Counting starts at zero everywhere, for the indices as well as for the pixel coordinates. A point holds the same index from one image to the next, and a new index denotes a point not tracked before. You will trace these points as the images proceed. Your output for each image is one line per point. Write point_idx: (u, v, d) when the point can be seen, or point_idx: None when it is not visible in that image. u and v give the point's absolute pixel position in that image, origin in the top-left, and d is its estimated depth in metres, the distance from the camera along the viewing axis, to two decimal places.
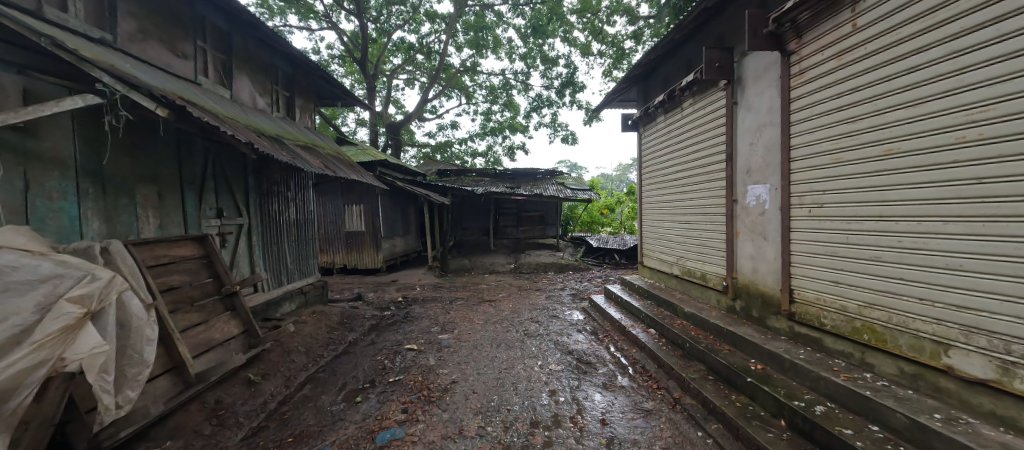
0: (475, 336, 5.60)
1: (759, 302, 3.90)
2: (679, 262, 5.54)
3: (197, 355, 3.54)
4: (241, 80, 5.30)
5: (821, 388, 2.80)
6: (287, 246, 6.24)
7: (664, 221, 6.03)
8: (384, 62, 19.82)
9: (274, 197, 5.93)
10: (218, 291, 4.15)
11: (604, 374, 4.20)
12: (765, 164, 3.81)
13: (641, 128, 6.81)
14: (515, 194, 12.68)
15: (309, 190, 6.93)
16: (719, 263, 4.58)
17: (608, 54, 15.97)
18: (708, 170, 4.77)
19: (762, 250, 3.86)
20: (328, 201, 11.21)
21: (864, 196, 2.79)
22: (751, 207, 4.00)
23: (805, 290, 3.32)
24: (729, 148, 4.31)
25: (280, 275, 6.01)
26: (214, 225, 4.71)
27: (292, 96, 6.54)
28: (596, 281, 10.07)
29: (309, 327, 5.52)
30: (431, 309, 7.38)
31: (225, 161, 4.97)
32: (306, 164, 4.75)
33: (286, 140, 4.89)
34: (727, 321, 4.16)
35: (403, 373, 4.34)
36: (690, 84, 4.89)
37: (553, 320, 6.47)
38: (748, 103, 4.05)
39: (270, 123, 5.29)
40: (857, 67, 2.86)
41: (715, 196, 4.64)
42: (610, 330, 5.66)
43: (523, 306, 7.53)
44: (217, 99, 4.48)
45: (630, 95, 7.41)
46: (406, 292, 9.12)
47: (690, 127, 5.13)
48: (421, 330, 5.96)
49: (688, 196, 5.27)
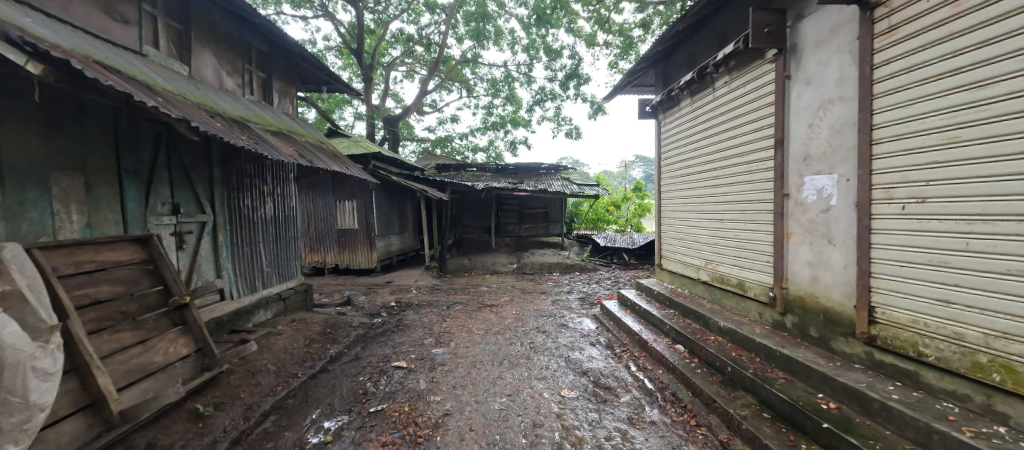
0: (474, 350, 4.90)
1: (822, 319, 3.19)
2: (709, 267, 4.80)
3: (126, 386, 2.87)
4: (203, 56, 4.59)
5: (933, 445, 2.10)
6: (263, 247, 5.55)
7: (689, 219, 5.29)
8: (381, 55, 19.09)
9: (245, 192, 5.21)
10: (165, 304, 3.47)
11: (628, 404, 3.49)
12: (830, 149, 3.08)
13: (660, 114, 6.07)
14: (517, 189, 11.97)
15: (288, 184, 6.22)
16: (762, 269, 3.87)
17: (614, 45, 15.23)
18: (747, 159, 4.04)
19: (826, 256, 3.14)
20: (318, 197, 10.51)
21: (1001, 187, 2.07)
22: (811, 202, 3.26)
23: (893, 309, 2.60)
24: (779, 132, 3.58)
25: (255, 280, 5.33)
26: (168, 222, 4.06)
27: (268, 78, 5.81)
28: (605, 283, 9.36)
29: (283, 340, 4.84)
30: (426, 316, 6.69)
31: (183, 149, 4.28)
32: (279, 154, 4.00)
33: (252, 123, 4.16)
34: (776, 341, 3.44)
35: (387, 401, 3.65)
36: (726, 58, 4.14)
37: (561, 330, 5.77)
38: (807, 76, 3.31)
39: (236, 104, 4.58)
40: (988, 13, 2.13)
41: (758, 190, 3.90)
42: (627, 342, 4.95)
43: (528, 312, 6.82)
44: (167, 74, 3.77)
45: (646, 79, 6.66)
46: (400, 295, 8.42)
47: (724, 110, 4.39)
48: (413, 342, 5.25)
49: (719, 190, 4.53)
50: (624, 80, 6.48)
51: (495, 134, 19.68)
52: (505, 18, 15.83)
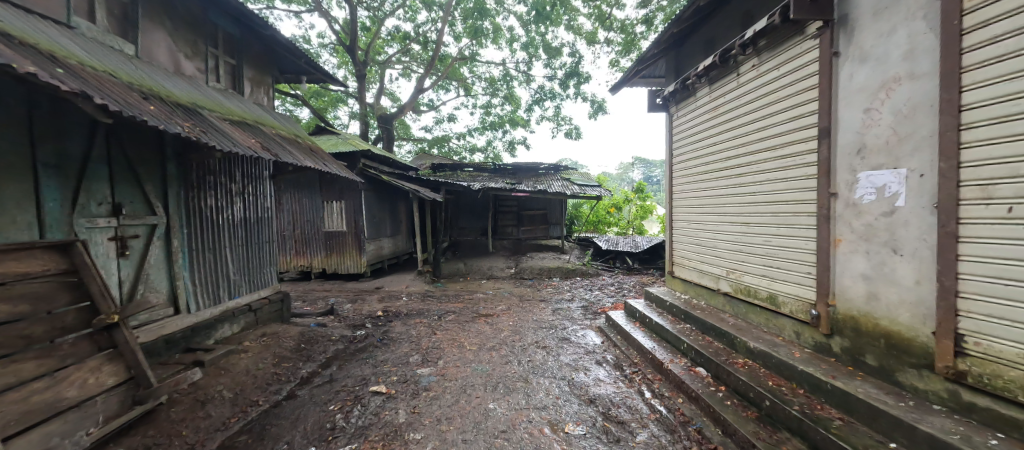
0: (465, 370, 4.32)
1: (884, 346, 2.62)
2: (731, 277, 4.23)
3: (18, 434, 2.27)
4: (154, 35, 4.02)
5: None
6: (231, 252, 4.95)
7: (706, 222, 4.72)
8: (377, 53, 18.49)
9: (209, 190, 4.62)
10: (89, 325, 2.88)
11: (646, 445, 2.91)
12: (896, 139, 2.52)
13: (672, 107, 5.50)
14: (515, 190, 11.41)
15: (260, 182, 5.63)
16: (801, 282, 3.30)
17: (616, 42, 14.74)
18: (780, 153, 3.47)
19: (890, 268, 2.58)
20: (304, 197, 9.89)
21: None
22: (868, 203, 2.71)
23: (993, 340, 2.04)
24: (825, 120, 3.01)
25: (220, 289, 4.74)
26: (104, 225, 3.51)
27: (237, 65, 5.21)
28: (608, 290, 8.79)
29: (247, 360, 4.24)
30: (415, 328, 6.09)
31: (126, 140, 3.72)
32: (235, 145, 3.39)
33: (204, 110, 3.56)
34: (824, 369, 2.88)
35: (358, 439, 3.06)
36: (756, 36, 3.59)
37: (563, 345, 5.19)
38: (862, 52, 2.75)
39: (192, 90, 3.98)
40: None
41: (794, 188, 3.33)
42: (638, 361, 4.37)
43: (527, 324, 6.22)
44: (100, 50, 3.18)
45: (656, 68, 6.06)
46: (388, 303, 7.82)
47: (752, 97, 3.83)
48: (396, 360, 4.66)
49: (745, 189, 3.95)
50: (631, 71, 5.89)
51: (494, 134, 19.12)
52: (503, 15, 15.36)
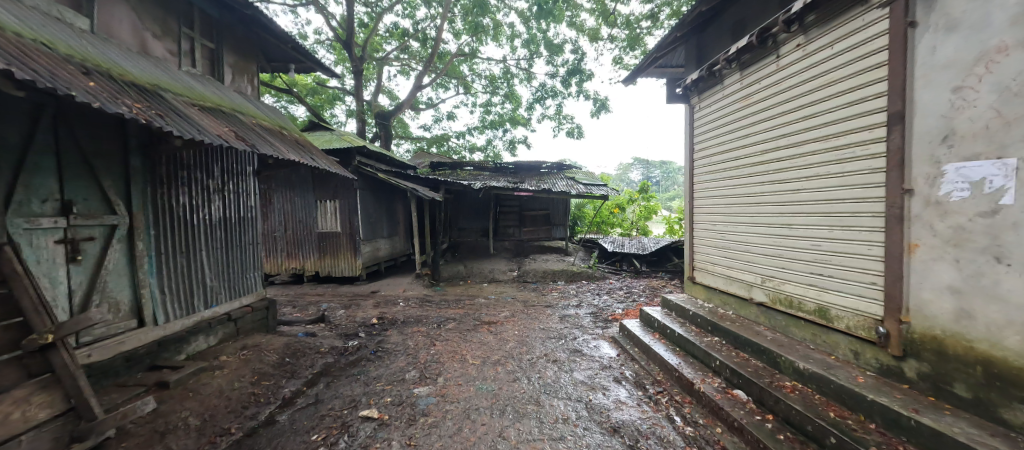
0: (468, 389, 3.85)
1: (982, 374, 2.15)
2: (768, 286, 3.77)
3: None
4: (113, 9, 3.52)
5: None
6: (208, 256, 4.46)
7: (734, 224, 4.26)
8: (375, 49, 17.99)
9: (182, 187, 4.13)
10: (18, 347, 2.38)
11: None
12: (1004, 123, 2.04)
13: (693, 98, 5.05)
14: (518, 189, 10.95)
15: (243, 179, 5.14)
16: (860, 294, 2.84)
17: (620, 38, 14.30)
18: (834, 144, 3.01)
19: (991, 281, 2.11)
20: (296, 196, 9.38)
21: None
22: (959, 201, 2.23)
23: None
24: (897, 104, 2.54)
25: (194, 298, 4.24)
26: (49, 226, 3.02)
27: (218, 49, 4.73)
28: (617, 295, 8.32)
29: (221, 378, 3.74)
30: (412, 337, 5.59)
31: (79, 128, 3.24)
32: (199, 133, 2.89)
33: (167, 93, 3.07)
34: (900, 399, 2.41)
35: None
36: (805, 9, 3.14)
37: (575, 358, 4.72)
38: (949, 19, 2.28)
39: (159, 72, 3.49)
40: None
41: (852, 185, 2.87)
42: (662, 379, 3.91)
43: (534, 333, 5.75)
44: (40, 19, 2.69)
45: (674, 57, 5.61)
46: (384, 309, 7.33)
47: (796, 81, 3.38)
48: (391, 377, 4.17)
49: (786, 186, 3.50)
50: (647, 59, 5.44)
51: (494, 133, 18.67)
52: (505, 12, 14.92)
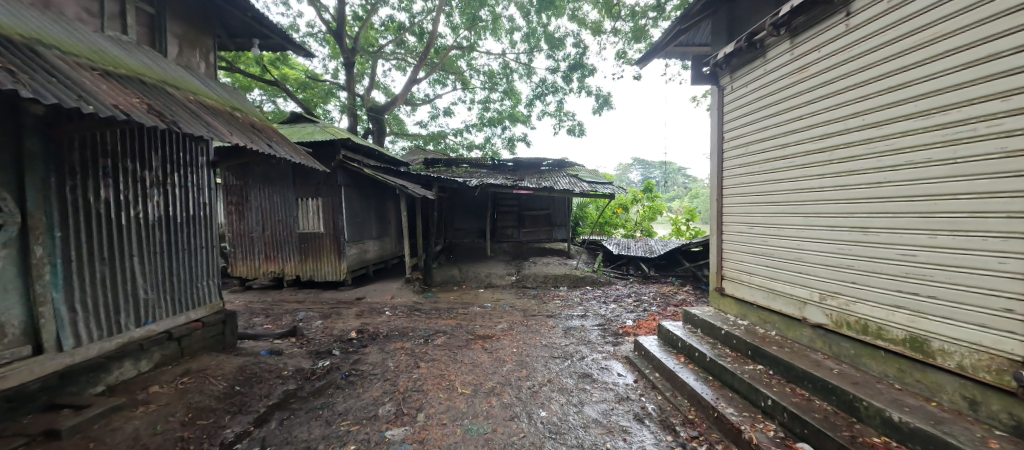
0: (454, 432, 3.08)
1: None
2: (829, 303, 3.02)
3: None
4: None
5: None
6: (144, 262, 3.68)
7: (779, 227, 3.52)
8: (368, 43, 17.23)
9: (105, 178, 3.36)
10: None
11: None
12: None
13: (723, 77, 4.30)
14: (517, 188, 10.19)
15: (193, 170, 4.38)
16: (985, 325, 2.08)
17: (624, 31, 13.53)
18: (939, 121, 2.26)
19: None
20: (274, 193, 8.56)
21: None
22: None
23: None
24: None
25: (121, 313, 3.46)
26: None
27: (159, 14, 3.97)
28: (626, 303, 7.58)
29: (139, 420, 2.96)
30: (393, 357, 4.81)
31: None
32: (81, 99, 2.10)
33: (48, 51, 2.29)
34: None
35: None
36: None
37: (584, 384, 3.97)
38: None
39: (57, 30, 2.72)
40: None
41: (969, 176, 2.13)
42: (696, 419, 3.14)
43: (535, 351, 4.99)
44: None
45: (697, 33, 4.85)
46: (368, 320, 6.56)
47: (876, 43, 2.63)
48: (360, 414, 3.39)
49: (861, 179, 2.74)
50: (667, 32, 4.66)
51: (492, 130, 17.94)
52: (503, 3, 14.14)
